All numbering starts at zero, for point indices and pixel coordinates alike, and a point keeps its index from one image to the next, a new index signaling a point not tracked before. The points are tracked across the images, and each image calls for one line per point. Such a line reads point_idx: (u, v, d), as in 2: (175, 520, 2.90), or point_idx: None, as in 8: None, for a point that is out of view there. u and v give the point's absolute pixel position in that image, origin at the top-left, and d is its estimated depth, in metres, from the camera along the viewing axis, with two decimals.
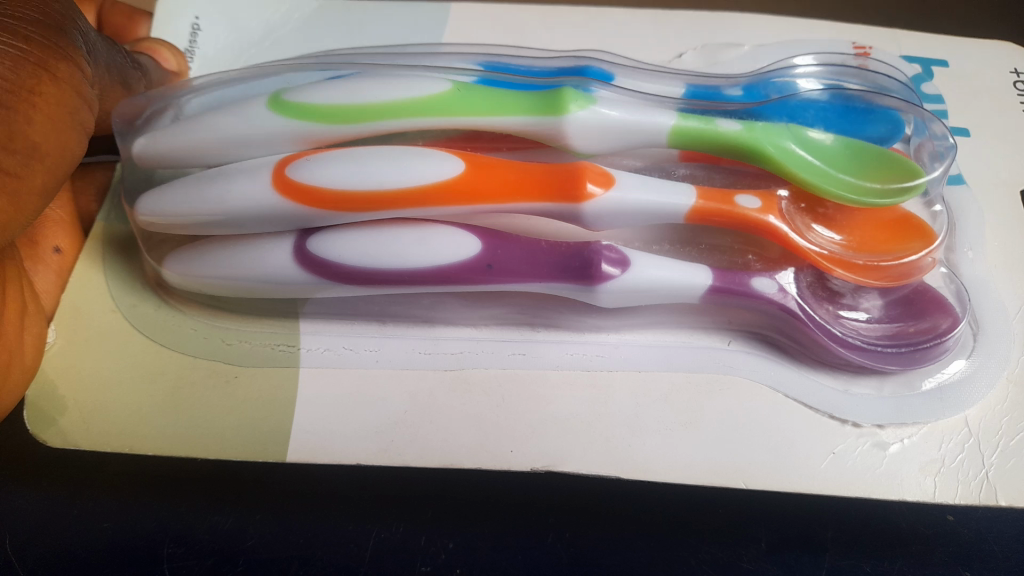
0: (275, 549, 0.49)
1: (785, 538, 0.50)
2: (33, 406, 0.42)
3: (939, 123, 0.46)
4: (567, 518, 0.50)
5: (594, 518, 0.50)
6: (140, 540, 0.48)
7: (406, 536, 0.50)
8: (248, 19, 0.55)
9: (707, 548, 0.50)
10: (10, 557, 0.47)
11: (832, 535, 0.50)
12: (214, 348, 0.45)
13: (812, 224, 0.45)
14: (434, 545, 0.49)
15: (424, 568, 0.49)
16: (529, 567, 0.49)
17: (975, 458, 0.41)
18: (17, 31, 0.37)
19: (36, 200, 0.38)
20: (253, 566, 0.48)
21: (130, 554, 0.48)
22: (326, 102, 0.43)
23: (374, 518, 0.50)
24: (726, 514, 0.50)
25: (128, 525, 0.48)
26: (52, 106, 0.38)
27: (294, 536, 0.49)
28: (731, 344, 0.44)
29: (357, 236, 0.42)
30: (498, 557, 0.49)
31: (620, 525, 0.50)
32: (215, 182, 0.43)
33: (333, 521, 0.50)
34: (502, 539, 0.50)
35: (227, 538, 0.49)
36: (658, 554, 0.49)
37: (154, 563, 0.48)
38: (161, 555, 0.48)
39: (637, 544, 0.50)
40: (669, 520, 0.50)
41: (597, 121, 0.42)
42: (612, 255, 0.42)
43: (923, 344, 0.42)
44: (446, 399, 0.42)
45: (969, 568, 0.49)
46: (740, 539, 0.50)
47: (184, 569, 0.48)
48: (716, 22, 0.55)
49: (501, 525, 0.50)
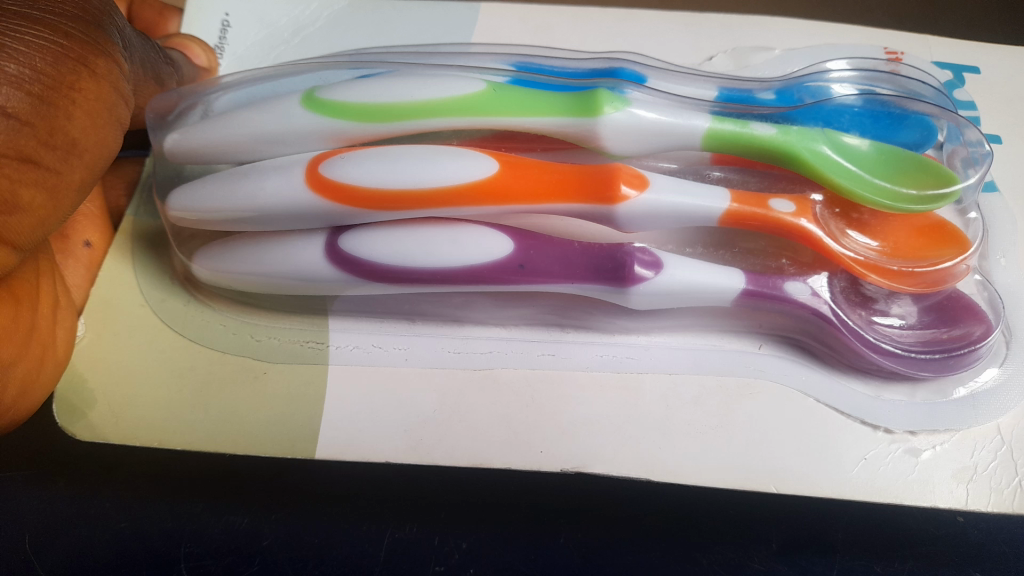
0: (292, 548, 0.48)
1: (796, 539, 0.50)
2: (62, 399, 0.42)
3: (973, 129, 0.45)
4: (581, 521, 0.50)
5: (609, 520, 0.50)
6: (158, 540, 0.48)
7: (420, 536, 0.50)
8: (278, 16, 0.55)
9: (718, 549, 0.50)
10: (27, 556, 0.47)
11: (842, 536, 0.50)
12: (242, 344, 0.45)
13: (846, 229, 0.44)
14: (447, 545, 0.49)
15: (438, 568, 0.49)
16: (541, 569, 0.49)
17: (1008, 466, 0.40)
18: (58, 27, 0.37)
19: (72, 194, 0.38)
20: (271, 566, 0.48)
21: (149, 555, 0.48)
22: (360, 100, 0.43)
23: (387, 519, 0.50)
24: (738, 515, 0.50)
25: (140, 527, 0.48)
26: (91, 102, 0.38)
27: (306, 541, 0.49)
28: (762, 347, 0.44)
29: (389, 235, 0.42)
30: (512, 557, 0.49)
31: (634, 527, 0.50)
32: (248, 178, 0.43)
33: (352, 519, 0.50)
34: (517, 542, 0.49)
35: (243, 538, 0.49)
36: (670, 555, 0.49)
37: (167, 564, 0.48)
38: (179, 555, 0.48)
39: (649, 544, 0.50)
40: (682, 524, 0.50)
41: (632, 122, 0.42)
42: (646, 257, 0.42)
43: (957, 351, 0.42)
44: (476, 398, 0.42)
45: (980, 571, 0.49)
46: (751, 539, 0.50)
47: (200, 569, 0.48)
48: (746, 25, 0.55)
49: (513, 527, 0.50)
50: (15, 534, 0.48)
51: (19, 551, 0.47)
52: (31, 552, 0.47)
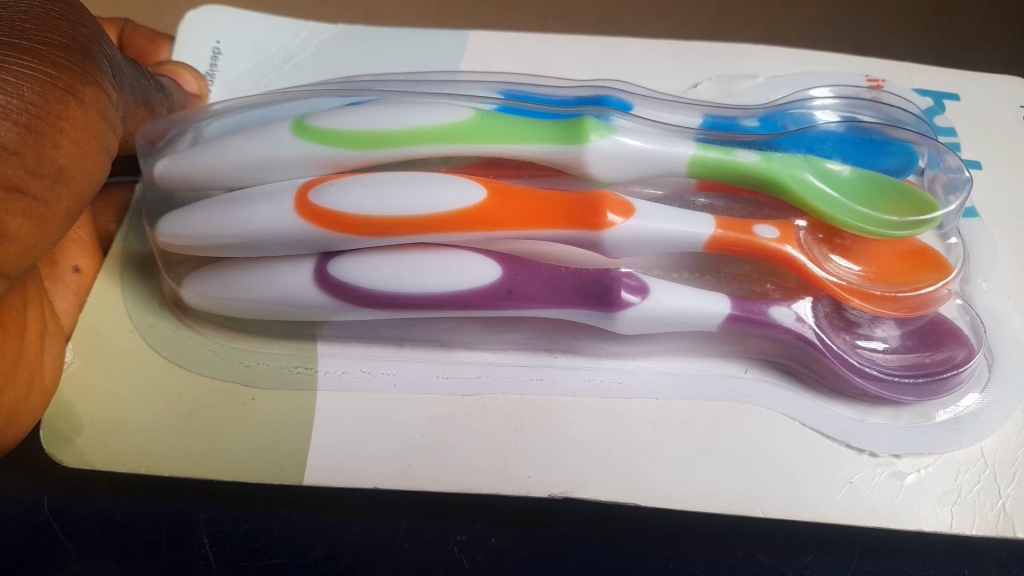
0: (309, 523, 0.49)
1: (816, 547, 0.48)
2: (50, 426, 0.43)
3: (954, 155, 0.46)
4: (587, 530, 0.49)
5: (619, 534, 0.49)
6: (176, 507, 0.48)
7: (431, 524, 0.49)
8: (269, 43, 0.56)
9: (741, 548, 0.48)
10: (48, 517, 0.48)
11: (862, 545, 0.48)
12: (231, 370, 0.45)
13: (830, 254, 0.45)
14: (467, 517, 0.49)
15: (459, 536, 0.49)
16: (559, 552, 0.48)
17: (991, 489, 0.41)
18: (45, 56, 0.37)
19: (60, 222, 0.39)
20: (288, 531, 0.48)
21: (167, 522, 0.48)
22: (348, 127, 0.44)
23: (391, 509, 0.49)
24: (754, 527, 0.49)
25: (159, 502, 0.48)
26: (79, 131, 0.38)
27: (325, 516, 0.49)
28: (749, 372, 0.44)
29: (376, 261, 0.43)
30: (533, 552, 0.48)
31: (646, 534, 0.49)
32: (237, 205, 0.43)
33: (368, 515, 0.49)
34: (534, 538, 0.49)
35: (258, 518, 0.48)
36: (685, 559, 0.48)
37: (189, 528, 0.48)
38: (196, 521, 0.48)
39: (670, 545, 0.48)
40: (704, 529, 0.49)
41: (618, 149, 0.43)
42: (632, 282, 0.42)
43: (940, 375, 0.42)
44: (465, 423, 0.42)
45: (1007, 552, 0.48)
46: (770, 541, 0.48)
47: (220, 533, 0.48)
48: (730, 54, 0.56)
49: (528, 531, 0.49)
50: (37, 495, 0.48)
51: (39, 512, 0.48)
52: (50, 513, 0.48)
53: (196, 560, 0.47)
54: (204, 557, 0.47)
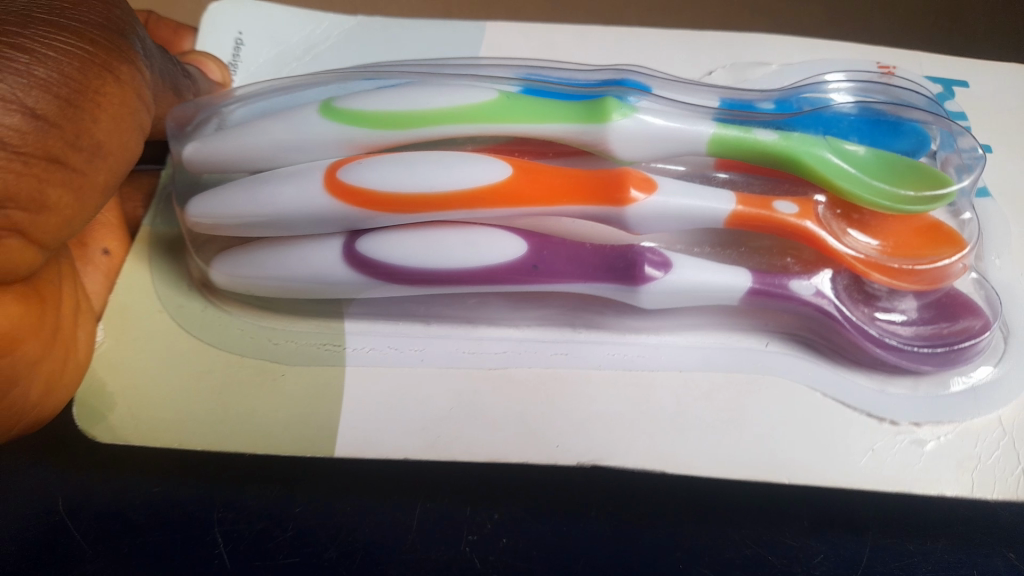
0: (322, 521, 0.48)
1: (831, 522, 0.48)
2: (83, 403, 0.43)
3: (966, 136, 0.48)
4: (606, 501, 0.49)
5: (634, 510, 0.49)
6: (191, 506, 0.48)
7: (446, 512, 0.49)
8: (291, 34, 0.57)
9: (756, 528, 0.48)
10: (62, 515, 0.47)
11: (877, 523, 0.48)
12: (260, 347, 0.46)
13: (848, 229, 0.46)
14: (480, 516, 0.49)
15: (470, 538, 0.48)
16: (574, 547, 0.48)
17: (1010, 456, 0.42)
18: (83, 33, 0.38)
19: (97, 196, 0.40)
20: (302, 534, 0.48)
21: (182, 521, 0.47)
22: (377, 108, 0.45)
23: (411, 494, 0.49)
24: (767, 503, 0.49)
25: (175, 496, 0.48)
26: (115, 107, 0.39)
27: (338, 511, 0.48)
28: (769, 345, 0.45)
29: (405, 237, 0.43)
30: (544, 529, 0.48)
31: (662, 508, 0.49)
32: (267, 185, 0.44)
33: (382, 500, 0.49)
34: (551, 518, 0.49)
35: (274, 512, 0.48)
36: (702, 535, 0.48)
37: (204, 526, 0.47)
38: (212, 520, 0.48)
39: (686, 520, 0.49)
40: (719, 503, 0.49)
41: (640, 128, 0.44)
42: (656, 257, 0.43)
43: (959, 344, 0.43)
44: (492, 396, 0.43)
45: (1015, 551, 0.48)
46: (783, 517, 0.49)
47: (234, 534, 0.47)
48: (743, 42, 0.57)
49: (546, 508, 0.49)
50: (49, 497, 0.48)
51: (54, 511, 0.47)
52: (65, 512, 0.47)
53: (211, 558, 0.47)
54: (219, 556, 0.47)
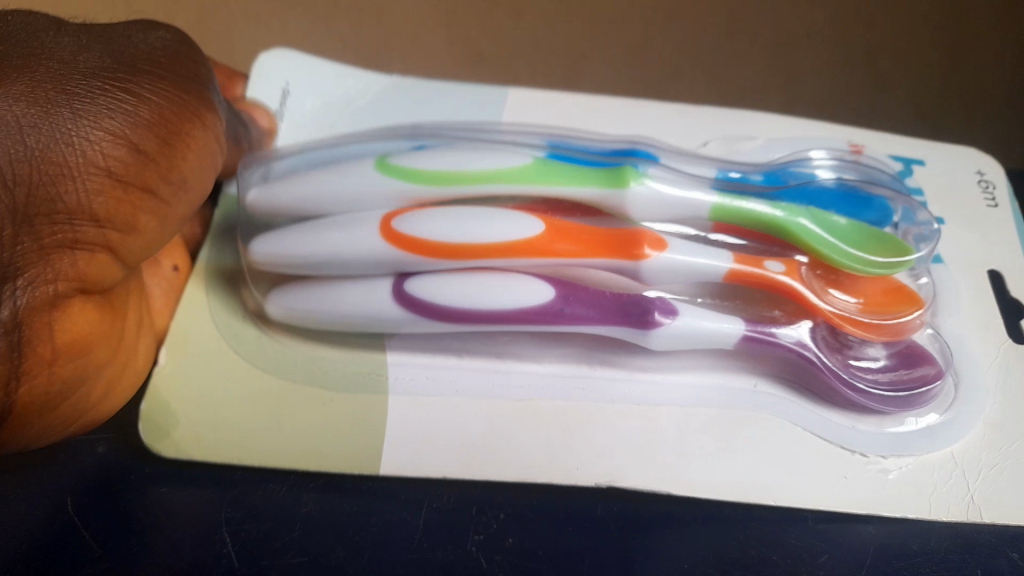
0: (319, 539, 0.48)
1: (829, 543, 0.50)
2: (150, 420, 0.48)
3: (924, 211, 0.56)
4: (609, 514, 0.51)
5: (639, 523, 0.51)
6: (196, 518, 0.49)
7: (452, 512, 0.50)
8: (332, 91, 0.63)
9: (755, 543, 0.50)
10: (71, 518, 0.49)
11: (876, 551, 0.50)
12: (310, 375, 0.51)
13: (826, 288, 0.53)
14: (486, 515, 0.50)
15: (476, 535, 0.49)
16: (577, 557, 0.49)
17: (961, 483, 0.49)
18: (180, 85, 0.45)
19: (173, 223, 0.46)
20: (302, 550, 0.48)
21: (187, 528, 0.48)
22: (427, 167, 0.51)
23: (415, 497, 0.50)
24: (765, 519, 0.51)
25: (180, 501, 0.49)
26: (200, 148, 0.46)
27: (345, 510, 0.49)
28: (757, 386, 0.52)
29: (447, 280, 0.49)
30: (554, 532, 0.50)
31: (665, 522, 0.51)
32: (325, 230, 0.50)
33: (393, 502, 0.50)
34: (561, 522, 0.50)
35: (275, 522, 0.49)
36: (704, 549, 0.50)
37: (204, 534, 0.48)
38: (213, 529, 0.48)
39: (689, 536, 0.50)
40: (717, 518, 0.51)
41: (654, 194, 0.51)
42: (664, 306, 0.50)
43: (918, 388, 0.51)
44: (520, 423, 0.49)
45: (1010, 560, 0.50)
46: (781, 523, 0.51)
47: (232, 542, 0.48)
48: (733, 117, 0.65)
49: (552, 516, 0.51)
50: (62, 498, 0.50)
51: (64, 512, 0.50)
52: (75, 512, 0.50)
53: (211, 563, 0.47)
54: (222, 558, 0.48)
